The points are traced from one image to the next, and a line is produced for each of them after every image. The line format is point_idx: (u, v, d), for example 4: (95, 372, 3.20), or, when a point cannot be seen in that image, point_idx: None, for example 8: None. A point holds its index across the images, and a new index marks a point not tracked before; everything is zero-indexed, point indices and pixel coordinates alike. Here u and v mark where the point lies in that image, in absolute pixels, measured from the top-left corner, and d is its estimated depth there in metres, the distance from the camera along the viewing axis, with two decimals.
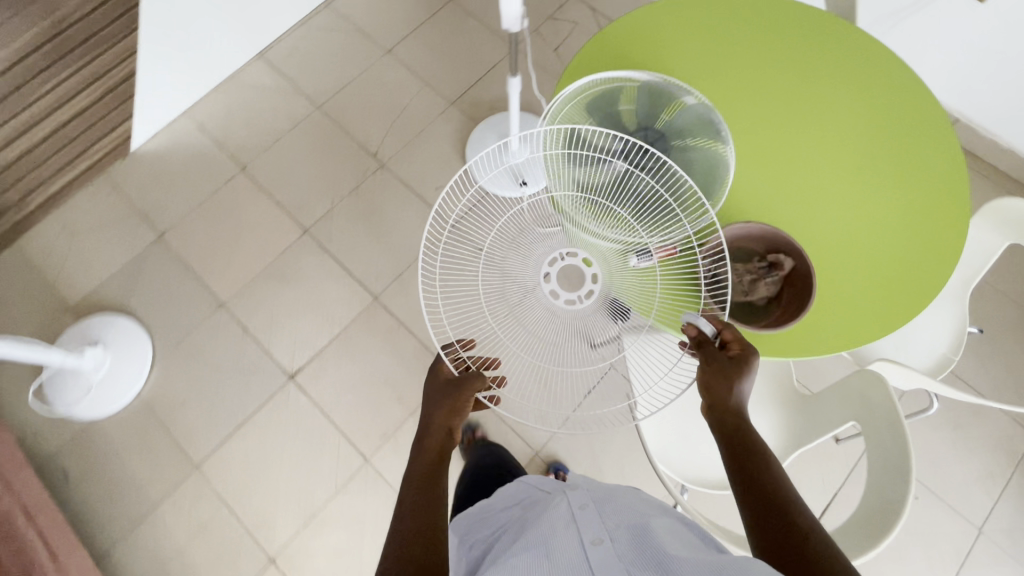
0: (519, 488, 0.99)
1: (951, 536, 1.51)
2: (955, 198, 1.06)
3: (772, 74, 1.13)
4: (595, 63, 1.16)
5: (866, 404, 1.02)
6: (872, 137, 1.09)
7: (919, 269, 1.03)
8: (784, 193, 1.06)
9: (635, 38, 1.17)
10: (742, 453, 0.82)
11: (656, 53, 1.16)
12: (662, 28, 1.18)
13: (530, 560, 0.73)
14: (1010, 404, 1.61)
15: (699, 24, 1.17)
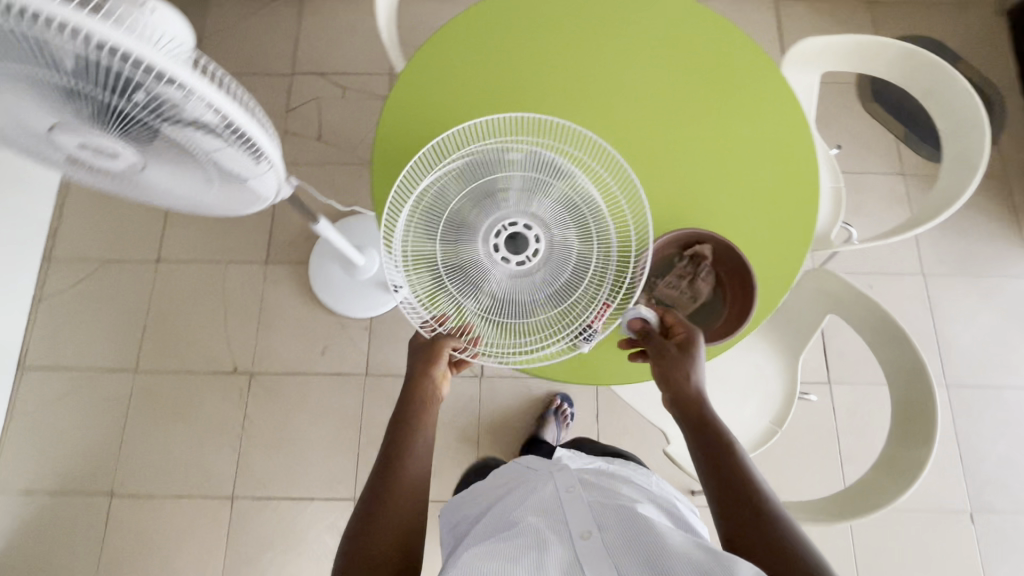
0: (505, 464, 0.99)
1: (912, 293, 1.69)
2: (788, 95, 1.06)
3: (579, 44, 1.09)
4: (403, 123, 1.07)
5: (830, 295, 1.07)
6: (681, 83, 1.07)
7: (789, 179, 1.03)
8: (638, 158, 1.04)
9: (431, 76, 1.08)
10: (703, 434, 0.81)
11: (457, 79, 1.08)
12: (455, 50, 1.10)
13: (517, 551, 0.72)
14: (877, 163, 1.79)
15: (493, 30, 1.11)
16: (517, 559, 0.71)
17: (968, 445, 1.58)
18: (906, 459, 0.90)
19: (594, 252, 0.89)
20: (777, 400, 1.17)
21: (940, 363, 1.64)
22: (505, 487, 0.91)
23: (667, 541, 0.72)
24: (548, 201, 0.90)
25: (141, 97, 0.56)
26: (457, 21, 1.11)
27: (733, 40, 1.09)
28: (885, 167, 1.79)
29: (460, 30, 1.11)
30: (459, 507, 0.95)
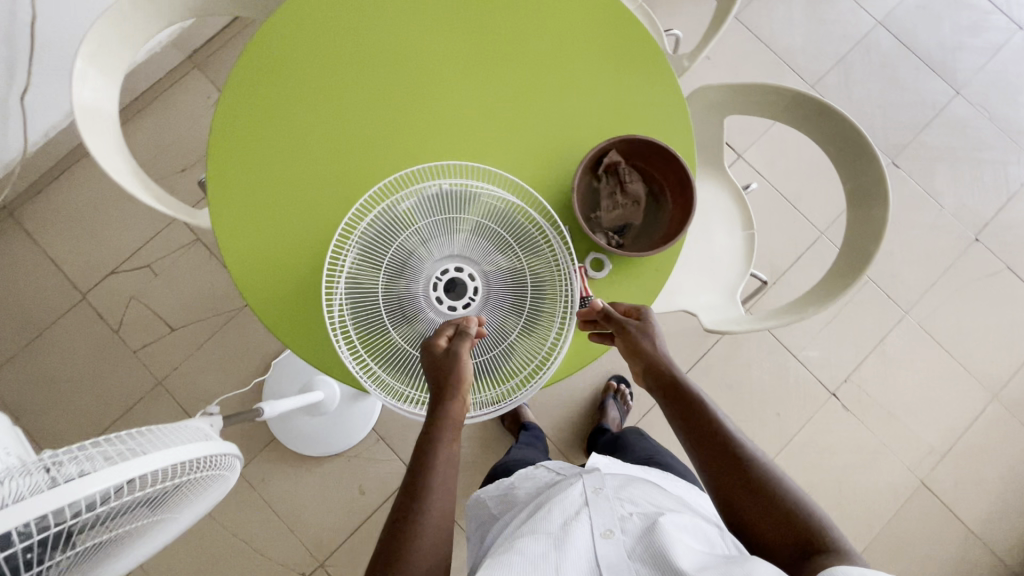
0: (543, 477, 1.13)
1: (740, 36, 1.78)
2: None
3: (377, 15, 0.96)
4: (244, 210, 0.91)
5: (715, 103, 1.08)
6: (482, 20, 0.97)
7: (643, 63, 0.98)
8: (487, 110, 0.95)
9: (245, 141, 0.92)
10: (688, 419, 0.81)
11: (273, 131, 0.93)
12: (259, 97, 0.93)
13: (539, 550, 0.83)
14: None
15: (291, 46, 0.94)
16: (540, 560, 0.81)
17: (858, 115, 1.75)
18: (869, 183, 0.97)
19: (526, 258, 0.88)
20: (735, 211, 1.24)
21: (797, 73, 1.77)
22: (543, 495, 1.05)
23: (674, 541, 0.81)
24: (465, 231, 0.88)
25: (31, 552, 0.47)
26: (246, 59, 0.94)
27: None
28: None
29: (252, 69, 0.94)
30: (497, 510, 1.13)
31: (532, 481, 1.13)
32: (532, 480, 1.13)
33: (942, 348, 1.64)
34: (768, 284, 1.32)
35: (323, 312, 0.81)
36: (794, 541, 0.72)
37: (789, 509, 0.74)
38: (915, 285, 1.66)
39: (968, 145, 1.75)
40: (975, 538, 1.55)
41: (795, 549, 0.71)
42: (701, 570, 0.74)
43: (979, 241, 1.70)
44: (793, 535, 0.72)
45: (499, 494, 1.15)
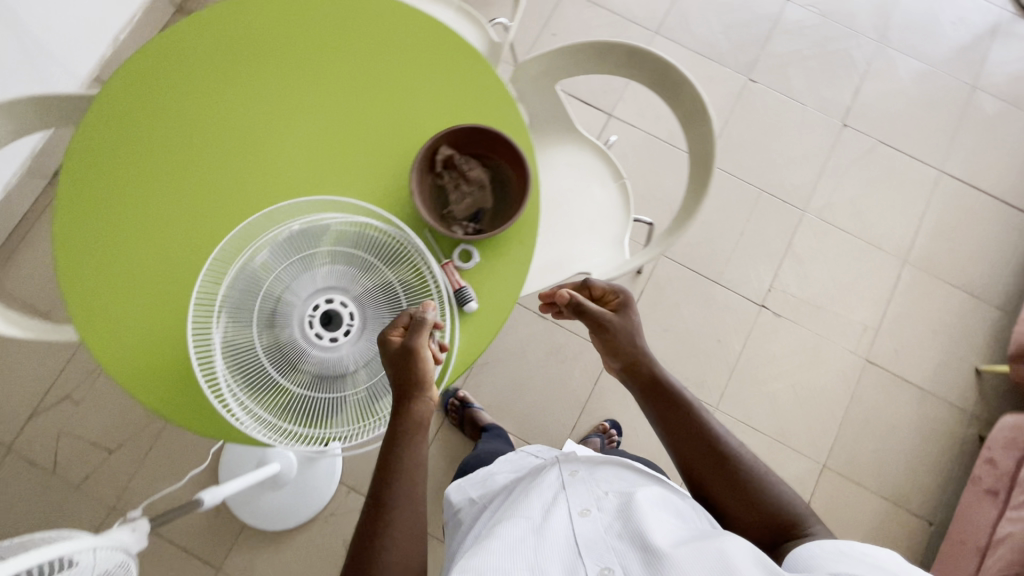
0: (526, 462, 1.12)
1: (576, 5, 1.85)
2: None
3: (186, 90, 0.98)
4: (108, 313, 0.90)
5: (538, 73, 1.12)
6: (290, 64, 1.00)
7: (455, 56, 1.02)
8: (319, 145, 0.98)
9: (92, 247, 0.92)
10: (662, 402, 0.90)
11: (116, 228, 0.92)
12: (93, 200, 0.93)
13: (517, 536, 0.79)
14: None
15: (111, 142, 0.96)
16: (516, 546, 0.77)
17: (705, 45, 1.84)
18: (690, 104, 1.01)
19: (392, 269, 0.90)
20: (603, 168, 1.28)
21: (639, 23, 1.84)
22: (520, 482, 1.00)
23: (653, 519, 0.78)
24: (327, 262, 0.89)
25: None
26: (70, 168, 0.94)
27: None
28: None
29: (80, 175, 0.94)
30: (476, 495, 1.07)
31: (510, 466, 1.13)
32: (512, 464, 1.12)
33: (846, 232, 1.72)
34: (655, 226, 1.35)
35: (203, 383, 0.81)
36: (768, 522, 0.80)
37: (768, 506, 0.80)
38: (804, 182, 1.75)
39: (811, 43, 1.86)
40: (930, 395, 1.62)
41: (770, 533, 0.79)
42: (681, 552, 0.71)
43: (847, 125, 1.80)
44: (766, 515, 0.80)
45: (479, 481, 1.11)
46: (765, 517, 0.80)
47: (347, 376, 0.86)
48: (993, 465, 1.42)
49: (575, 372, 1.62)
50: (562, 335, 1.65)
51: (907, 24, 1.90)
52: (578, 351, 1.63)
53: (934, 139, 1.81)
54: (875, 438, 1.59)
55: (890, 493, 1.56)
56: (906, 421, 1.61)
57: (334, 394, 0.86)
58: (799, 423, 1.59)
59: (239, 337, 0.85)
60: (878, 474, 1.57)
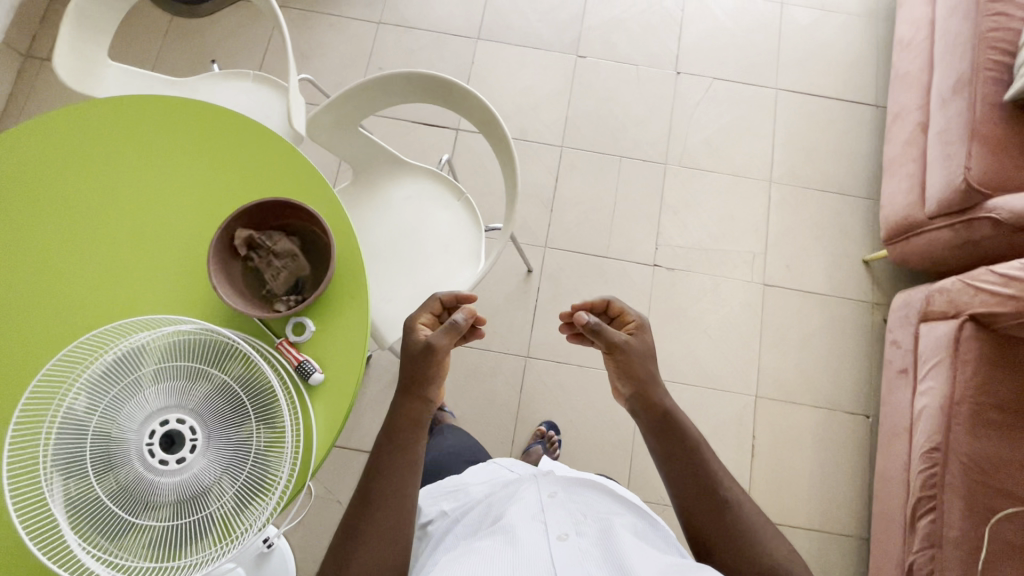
0: (499, 476, 1.11)
1: (395, 35, 1.85)
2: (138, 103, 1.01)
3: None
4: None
5: (336, 122, 1.11)
6: (69, 194, 0.97)
7: (238, 136, 0.99)
8: (121, 266, 0.94)
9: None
10: (663, 427, 0.82)
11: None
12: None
13: (492, 551, 0.77)
14: (262, 22, 1.82)
15: None
16: (491, 560, 0.75)
17: (527, 36, 1.87)
18: (481, 113, 1.02)
19: (224, 367, 0.88)
20: (441, 189, 1.28)
21: (460, 34, 1.86)
22: (497, 494, 1.00)
23: (632, 550, 0.75)
24: (153, 382, 0.85)
25: None
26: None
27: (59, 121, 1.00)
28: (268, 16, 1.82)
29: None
30: (448, 507, 1.04)
31: (485, 480, 1.11)
32: (490, 479, 1.10)
33: (709, 171, 1.77)
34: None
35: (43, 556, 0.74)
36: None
37: (754, 550, 0.72)
38: (658, 137, 1.79)
39: (626, 6, 1.92)
40: (831, 297, 1.68)
41: None
42: None
43: (681, 72, 1.86)
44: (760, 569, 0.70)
45: (451, 493, 1.08)
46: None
47: (206, 491, 0.81)
48: (898, 345, 1.47)
49: (498, 387, 1.60)
50: (474, 355, 1.62)
51: None
52: (494, 366, 1.61)
53: (763, 61, 1.89)
54: (796, 354, 1.63)
55: (824, 401, 1.60)
56: (817, 328, 1.65)
57: (197, 515, 0.81)
58: (722, 364, 1.62)
59: (78, 491, 0.80)
60: (808, 387, 1.61)
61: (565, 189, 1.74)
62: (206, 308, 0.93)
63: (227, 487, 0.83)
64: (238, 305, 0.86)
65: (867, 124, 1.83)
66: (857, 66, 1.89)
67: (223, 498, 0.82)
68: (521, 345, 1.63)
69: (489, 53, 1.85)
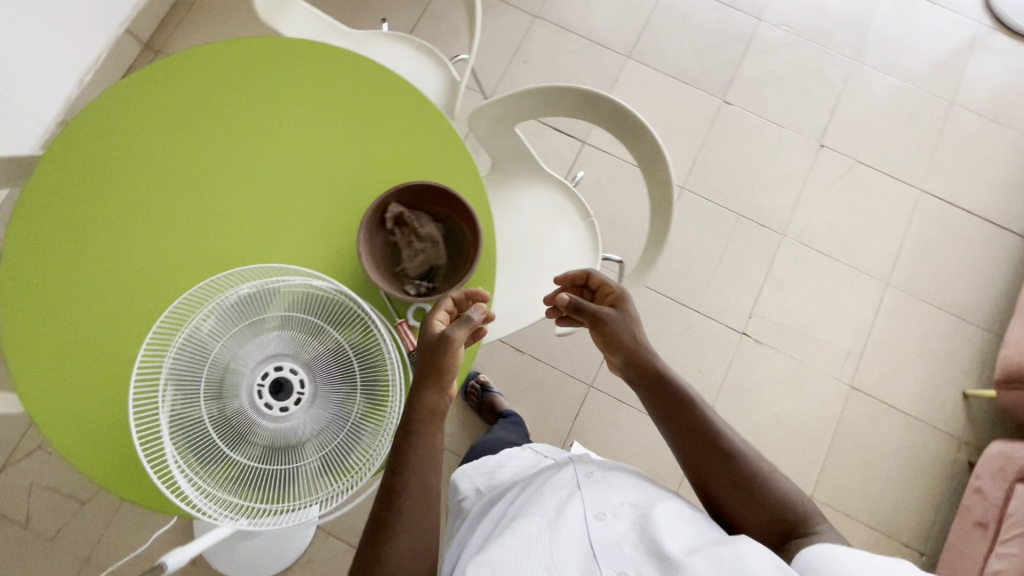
0: (528, 460, 1.09)
1: (548, 33, 1.83)
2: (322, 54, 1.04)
3: (134, 154, 0.97)
4: (52, 381, 0.88)
5: (498, 120, 1.10)
6: (240, 124, 0.99)
7: (412, 118, 1.02)
8: (272, 206, 0.97)
9: (34, 313, 0.90)
10: (660, 394, 0.84)
11: (60, 295, 0.91)
12: (37, 267, 0.91)
13: (532, 532, 0.77)
14: None
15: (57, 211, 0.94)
16: (531, 543, 0.76)
17: (678, 68, 1.82)
18: (649, 150, 1.00)
19: (343, 331, 0.89)
20: (569, 205, 1.27)
21: (613, 48, 1.82)
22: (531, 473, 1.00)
23: (670, 530, 0.75)
24: (276, 327, 0.87)
25: None
26: (15, 231, 0.92)
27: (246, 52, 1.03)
28: None
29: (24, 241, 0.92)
30: (483, 488, 1.05)
31: (516, 463, 1.09)
32: (520, 461, 1.09)
33: (826, 255, 1.69)
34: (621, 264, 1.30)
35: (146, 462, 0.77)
36: (764, 520, 0.75)
37: (767, 503, 0.75)
38: (782, 206, 1.72)
39: (786, 64, 1.84)
40: (917, 420, 1.59)
41: (776, 534, 0.74)
42: (697, 562, 0.69)
43: (825, 146, 1.77)
44: (765, 514, 0.75)
45: (487, 472, 1.08)
46: (763, 519, 0.75)
47: (300, 445, 0.84)
48: (982, 495, 1.38)
49: (554, 406, 1.59)
50: (538, 368, 1.61)
51: (883, 41, 1.88)
52: (557, 385, 1.60)
53: (914, 158, 1.78)
54: (864, 466, 1.56)
55: (879, 524, 1.52)
56: (894, 447, 1.57)
57: (287, 465, 0.83)
58: (785, 454, 1.56)
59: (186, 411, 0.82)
60: (867, 504, 1.53)
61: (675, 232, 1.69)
62: (337, 268, 0.96)
63: (320, 447, 0.84)
64: (376, 278, 0.87)
65: (1006, 253, 1.71)
66: (1013, 189, 1.76)
67: (314, 456, 0.84)
68: (588, 372, 1.62)
69: (636, 75, 1.80)
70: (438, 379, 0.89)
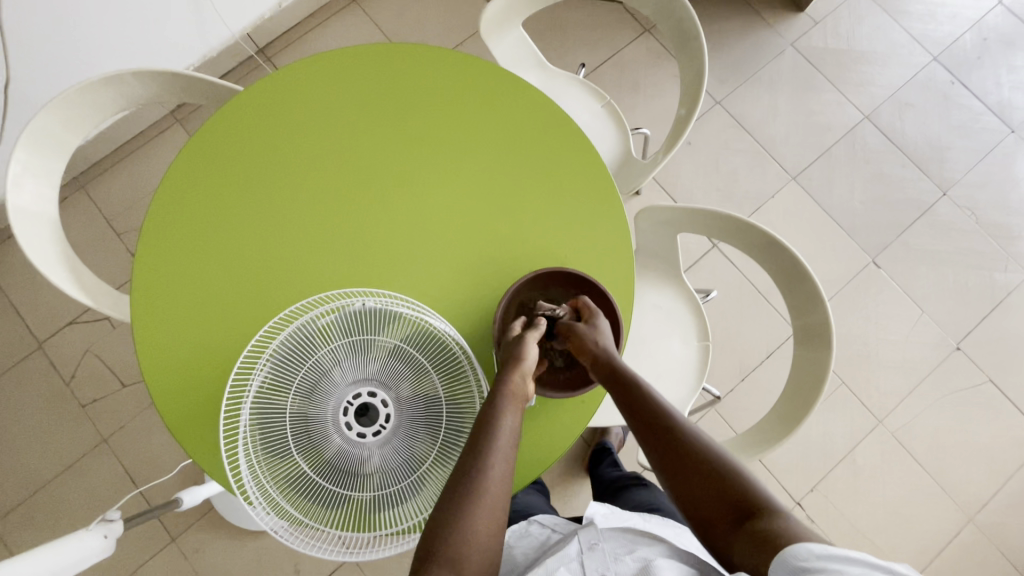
0: (537, 535, 0.93)
1: (724, 125, 1.75)
2: (527, 94, 1.00)
3: (318, 124, 0.96)
4: (166, 301, 0.89)
5: (668, 221, 1.06)
6: (424, 132, 0.97)
7: (590, 194, 0.97)
8: (422, 225, 0.94)
9: (175, 230, 0.91)
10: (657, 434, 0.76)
11: (204, 225, 0.91)
12: (194, 189, 0.92)
13: None
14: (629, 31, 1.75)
15: (227, 150, 0.94)
16: None
17: (840, 210, 1.71)
18: (816, 322, 0.94)
19: (443, 381, 0.85)
20: (692, 321, 1.19)
21: (782, 165, 1.73)
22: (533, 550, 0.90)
23: None
24: (382, 351, 0.83)
25: None
26: (190, 146, 0.93)
27: (457, 64, 1.00)
28: (636, 31, 1.75)
29: (193, 158, 0.93)
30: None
31: (525, 542, 0.93)
32: (528, 538, 0.93)
33: (917, 461, 1.56)
34: (719, 401, 1.36)
35: (222, 434, 0.76)
36: (732, 509, 0.68)
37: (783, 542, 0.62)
38: (891, 392, 1.60)
39: (954, 249, 1.70)
40: None
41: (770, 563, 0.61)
42: None
43: (960, 349, 1.63)
44: (732, 499, 0.68)
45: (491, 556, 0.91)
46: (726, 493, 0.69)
47: (359, 477, 0.80)
48: None
49: (581, 490, 1.54)
50: (579, 448, 1.56)
51: None
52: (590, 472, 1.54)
53: None
54: None
55: None
56: None
57: (340, 489, 0.81)
58: None
59: (272, 401, 0.81)
60: None
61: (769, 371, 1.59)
62: (465, 309, 0.93)
63: (378, 488, 0.80)
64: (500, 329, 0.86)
65: None
66: None
67: (369, 494, 0.80)
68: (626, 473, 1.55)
69: (794, 199, 1.71)
70: (506, 392, 0.78)
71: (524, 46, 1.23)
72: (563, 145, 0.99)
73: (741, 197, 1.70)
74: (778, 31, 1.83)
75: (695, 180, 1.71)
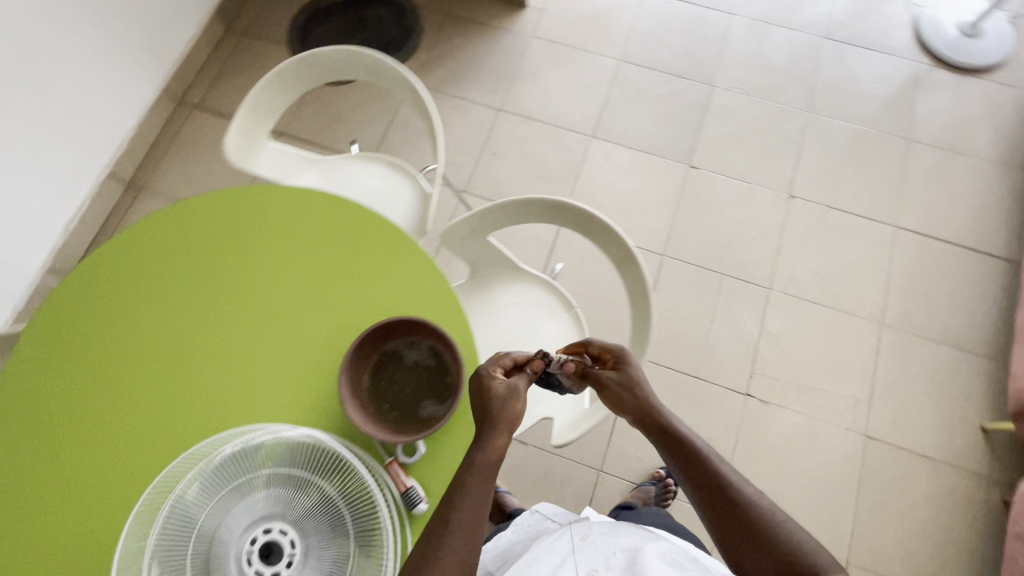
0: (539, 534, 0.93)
1: (513, 126, 1.91)
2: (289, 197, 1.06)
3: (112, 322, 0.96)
4: (28, 554, 0.84)
5: (471, 229, 1.14)
6: (214, 276, 1.00)
7: (385, 247, 1.02)
8: (251, 350, 0.95)
9: (13, 490, 0.87)
10: (693, 464, 0.76)
11: (40, 470, 0.88)
12: (20, 446, 0.89)
13: None
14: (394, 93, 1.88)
15: (38, 395, 0.92)
16: None
17: (640, 142, 1.89)
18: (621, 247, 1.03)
19: (333, 479, 0.83)
20: (552, 300, 1.26)
21: (576, 132, 1.90)
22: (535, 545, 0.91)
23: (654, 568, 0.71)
24: (260, 486, 0.82)
25: None
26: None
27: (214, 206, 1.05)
28: None
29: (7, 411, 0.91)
30: None
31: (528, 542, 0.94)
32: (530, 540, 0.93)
33: (815, 303, 1.69)
34: None
35: None
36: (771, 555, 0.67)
37: None
38: (764, 260, 1.74)
39: (744, 123, 1.92)
40: (942, 464, 1.53)
41: None
42: None
43: (795, 196, 1.82)
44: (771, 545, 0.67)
45: None
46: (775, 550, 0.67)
47: None
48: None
49: (566, 496, 1.54)
50: (545, 459, 1.56)
51: (831, 91, 1.97)
52: (566, 475, 1.55)
53: (883, 196, 1.82)
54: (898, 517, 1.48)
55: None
56: (924, 491, 1.50)
57: None
58: (816, 510, 1.49)
59: None
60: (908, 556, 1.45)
61: (662, 299, 1.70)
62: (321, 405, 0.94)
63: None
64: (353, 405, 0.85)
65: (994, 279, 1.71)
66: (984, 215, 1.79)
67: None
68: (596, 457, 1.57)
69: (601, 152, 1.87)
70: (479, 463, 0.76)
71: (284, 155, 1.32)
72: (342, 221, 1.04)
73: (559, 174, 1.85)
74: (515, 31, 2.04)
75: (515, 181, 1.83)
